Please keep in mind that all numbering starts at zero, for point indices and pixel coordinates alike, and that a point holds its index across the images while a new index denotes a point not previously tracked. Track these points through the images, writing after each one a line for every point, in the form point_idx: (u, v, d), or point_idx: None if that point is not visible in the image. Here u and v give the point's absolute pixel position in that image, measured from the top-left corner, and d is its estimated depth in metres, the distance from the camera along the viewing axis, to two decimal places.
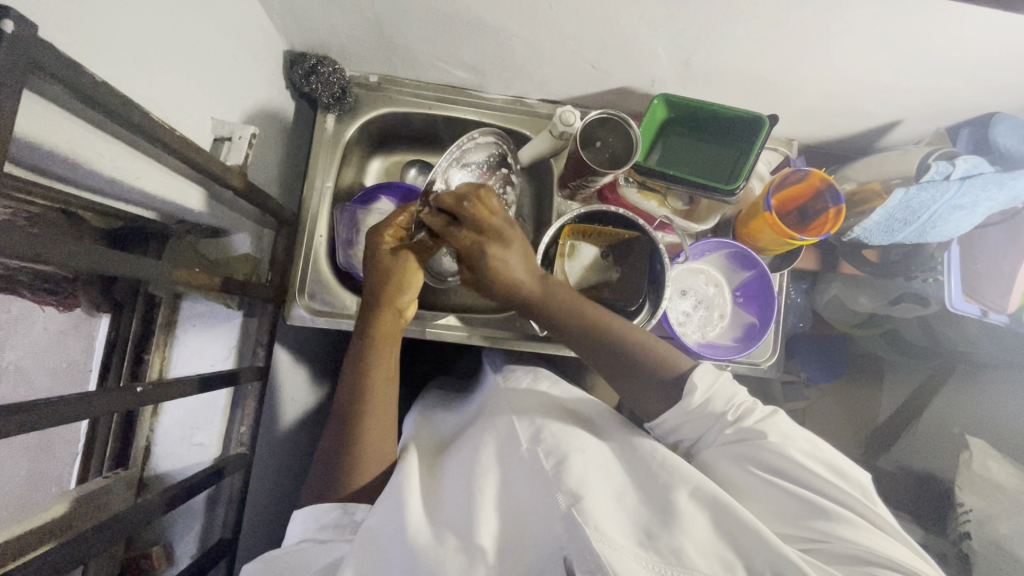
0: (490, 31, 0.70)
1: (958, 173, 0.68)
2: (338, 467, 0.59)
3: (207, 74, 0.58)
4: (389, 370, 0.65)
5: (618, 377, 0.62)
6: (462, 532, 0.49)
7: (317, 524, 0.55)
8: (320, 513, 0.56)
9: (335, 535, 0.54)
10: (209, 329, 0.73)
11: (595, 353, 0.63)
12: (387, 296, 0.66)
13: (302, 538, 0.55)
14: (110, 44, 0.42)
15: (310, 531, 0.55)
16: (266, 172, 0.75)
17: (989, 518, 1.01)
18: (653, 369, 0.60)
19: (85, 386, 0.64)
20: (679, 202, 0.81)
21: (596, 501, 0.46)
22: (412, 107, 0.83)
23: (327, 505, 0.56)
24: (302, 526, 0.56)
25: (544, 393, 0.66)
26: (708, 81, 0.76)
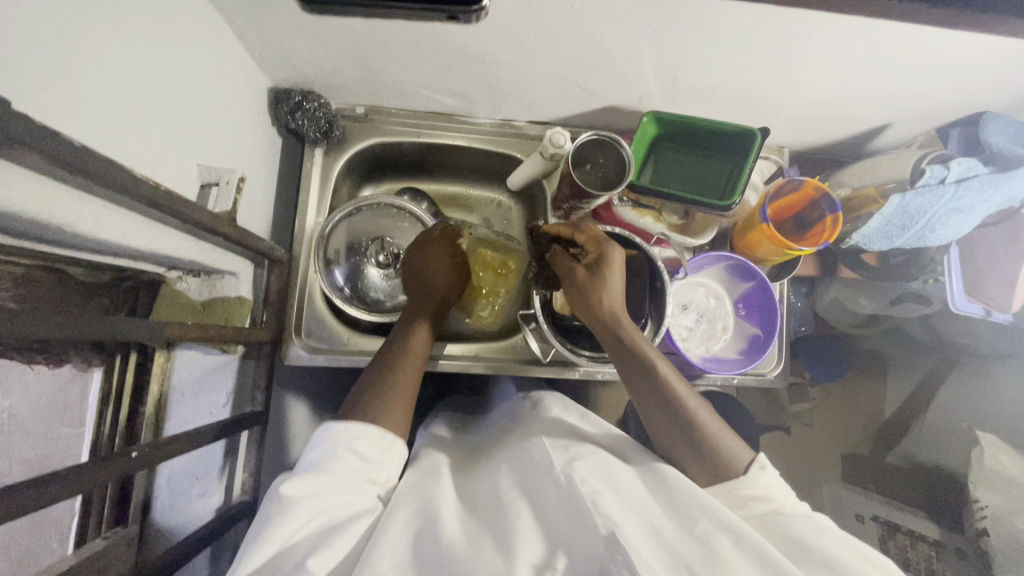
0: (475, 59, 0.70)
1: (953, 176, 0.65)
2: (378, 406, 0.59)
3: (194, 121, 0.57)
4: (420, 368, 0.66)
5: (669, 437, 0.61)
6: (499, 541, 0.47)
7: (363, 445, 0.54)
8: (369, 432, 0.55)
9: (376, 455, 0.55)
10: (206, 376, 0.71)
11: (656, 405, 0.61)
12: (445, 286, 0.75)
13: (342, 448, 0.53)
14: (86, 100, 0.41)
15: (353, 450, 0.54)
16: (257, 212, 0.74)
17: (1006, 514, 1.03)
18: (709, 439, 0.59)
19: (78, 459, 0.62)
20: (674, 217, 0.81)
21: (636, 537, 0.45)
22: (402, 136, 0.84)
23: (380, 431, 0.56)
24: (344, 440, 0.54)
25: (566, 418, 0.66)
26: (697, 96, 0.75)
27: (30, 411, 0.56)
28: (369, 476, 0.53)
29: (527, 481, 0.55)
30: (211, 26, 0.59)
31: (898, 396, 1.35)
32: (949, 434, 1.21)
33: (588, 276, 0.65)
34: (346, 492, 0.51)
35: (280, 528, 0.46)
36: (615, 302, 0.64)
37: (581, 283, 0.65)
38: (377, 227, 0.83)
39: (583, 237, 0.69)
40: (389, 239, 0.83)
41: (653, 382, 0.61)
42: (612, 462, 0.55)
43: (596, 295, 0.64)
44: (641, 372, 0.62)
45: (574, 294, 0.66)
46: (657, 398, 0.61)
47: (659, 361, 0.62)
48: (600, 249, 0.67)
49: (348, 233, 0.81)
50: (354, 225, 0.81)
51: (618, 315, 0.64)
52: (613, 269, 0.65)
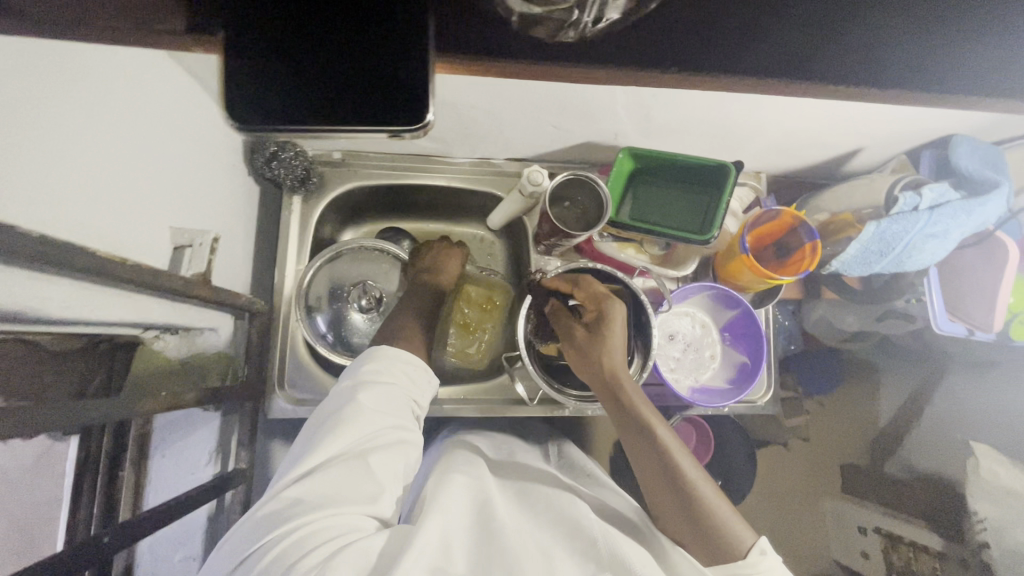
0: (448, 105, 0.70)
1: (926, 203, 0.67)
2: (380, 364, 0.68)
3: (166, 185, 0.57)
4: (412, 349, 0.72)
5: (665, 506, 0.59)
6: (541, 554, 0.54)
7: (408, 372, 0.65)
8: (412, 368, 0.66)
9: (416, 385, 0.65)
10: (188, 437, 0.70)
11: (656, 473, 0.60)
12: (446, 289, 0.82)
13: (394, 375, 0.63)
14: (40, 189, 0.40)
15: (402, 374, 0.64)
16: (235, 266, 0.73)
17: (1005, 525, 1.03)
18: (706, 513, 0.56)
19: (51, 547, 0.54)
20: (655, 248, 0.81)
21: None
22: (380, 179, 0.84)
23: (420, 365, 0.67)
24: (395, 367, 0.64)
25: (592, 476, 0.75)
26: (671, 131, 0.76)
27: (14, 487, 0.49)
28: (411, 394, 0.64)
29: (560, 512, 0.61)
30: (181, 88, 0.58)
31: (891, 405, 1.35)
32: (944, 444, 1.21)
33: (587, 336, 0.68)
34: (400, 404, 0.61)
35: (351, 424, 0.55)
36: (613, 363, 0.65)
37: (580, 344, 0.68)
38: (359, 271, 0.83)
39: (584, 294, 0.71)
40: (371, 282, 0.83)
41: (653, 449, 0.61)
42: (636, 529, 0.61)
43: (593, 357, 0.66)
44: (637, 437, 0.62)
45: (575, 354, 0.69)
46: (653, 463, 0.60)
47: (659, 427, 0.61)
48: (600, 308, 0.69)
49: (328, 280, 0.81)
50: (335, 271, 0.81)
51: (615, 377, 0.65)
52: (613, 327, 0.67)
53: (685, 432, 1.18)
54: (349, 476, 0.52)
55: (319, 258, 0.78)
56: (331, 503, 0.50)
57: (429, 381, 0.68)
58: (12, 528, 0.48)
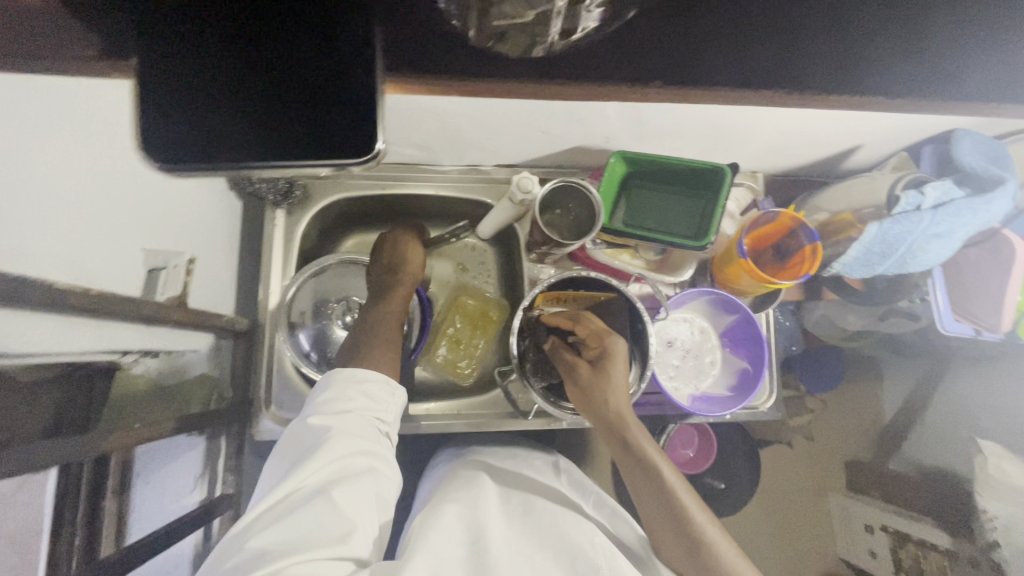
0: (431, 112, 0.67)
1: (929, 202, 0.64)
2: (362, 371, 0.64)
3: (137, 206, 0.54)
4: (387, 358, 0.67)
5: (670, 546, 0.58)
6: None
7: (372, 388, 0.61)
8: (367, 380, 0.61)
9: (379, 399, 0.61)
10: (173, 462, 0.69)
11: (661, 517, 0.58)
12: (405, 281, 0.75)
13: (350, 394, 0.59)
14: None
15: (365, 392, 0.60)
16: (216, 284, 0.71)
17: (1016, 524, 1.00)
18: (712, 554, 0.55)
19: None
20: (651, 253, 0.79)
21: None
22: (367, 191, 0.82)
23: (380, 377, 0.62)
24: (347, 386, 0.60)
25: (587, 490, 0.71)
26: (663, 133, 0.73)
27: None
28: (375, 412, 0.60)
29: (563, 542, 0.59)
30: None
31: (894, 400, 1.33)
32: (951, 441, 1.19)
33: (590, 372, 0.65)
34: (365, 427, 0.57)
35: (316, 455, 0.53)
36: (617, 400, 0.62)
37: (583, 380, 0.65)
38: (344, 285, 0.81)
39: (584, 329, 0.69)
40: (355, 297, 0.80)
41: (657, 492, 0.58)
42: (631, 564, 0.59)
43: (594, 396, 0.63)
44: (643, 476, 0.59)
45: (576, 390, 0.66)
46: (656, 503, 0.58)
47: (663, 467, 0.59)
48: (601, 343, 0.67)
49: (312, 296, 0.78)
50: (320, 286, 0.79)
51: (620, 414, 0.62)
52: (616, 363, 0.64)
53: (687, 436, 1.17)
54: (319, 514, 0.49)
55: (304, 274, 0.76)
56: (306, 546, 0.47)
57: (395, 387, 0.64)
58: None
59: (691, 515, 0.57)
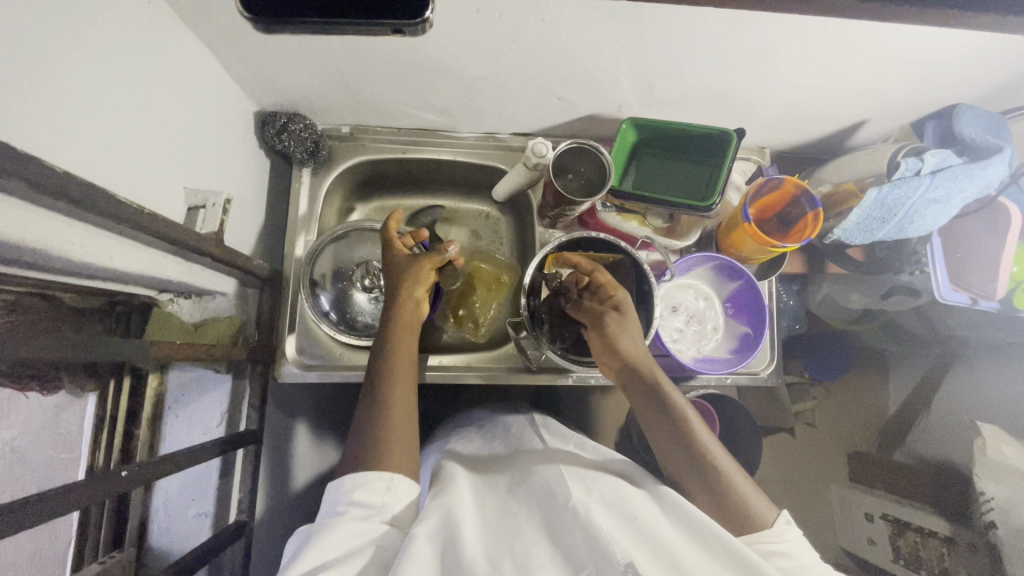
0: (453, 75, 0.71)
1: (928, 168, 0.66)
2: (374, 447, 0.58)
3: (175, 148, 0.58)
4: (404, 441, 0.60)
5: (690, 482, 0.61)
6: (509, 545, 0.52)
7: (362, 497, 0.54)
8: (360, 482, 0.55)
9: (373, 501, 0.54)
10: (198, 398, 0.71)
11: (681, 458, 0.62)
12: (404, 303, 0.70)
13: (343, 505, 0.54)
14: (54, 129, 0.42)
15: (353, 502, 0.54)
16: (243, 234, 0.75)
17: (1012, 504, 1.02)
18: (728, 486, 0.59)
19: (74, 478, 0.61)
20: (659, 220, 0.82)
21: (632, 546, 0.49)
22: (388, 154, 0.86)
23: (373, 473, 0.55)
24: (341, 496, 0.55)
25: (568, 438, 0.71)
26: (674, 102, 0.76)
27: (30, 442, 0.57)
28: (372, 513, 0.53)
29: (532, 488, 0.59)
30: (189, 50, 0.60)
31: (901, 392, 1.35)
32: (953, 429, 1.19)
33: (619, 320, 0.67)
34: (354, 530, 0.51)
35: None
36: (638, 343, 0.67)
37: (609, 324, 0.67)
38: (364, 250, 0.85)
39: (601, 280, 0.71)
40: (374, 263, 0.85)
41: (677, 432, 0.63)
42: (618, 485, 0.58)
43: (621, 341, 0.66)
44: (667, 416, 0.63)
45: (598, 336, 0.68)
46: (678, 443, 0.62)
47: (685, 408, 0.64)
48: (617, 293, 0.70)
49: (334, 253, 0.83)
50: (342, 243, 0.83)
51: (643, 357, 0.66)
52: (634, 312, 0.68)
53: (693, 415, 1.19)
54: None
55: (329, 235, 0.81)
56: None
57: (390, 480, 0.55)
58: (32, 477, 0.56)
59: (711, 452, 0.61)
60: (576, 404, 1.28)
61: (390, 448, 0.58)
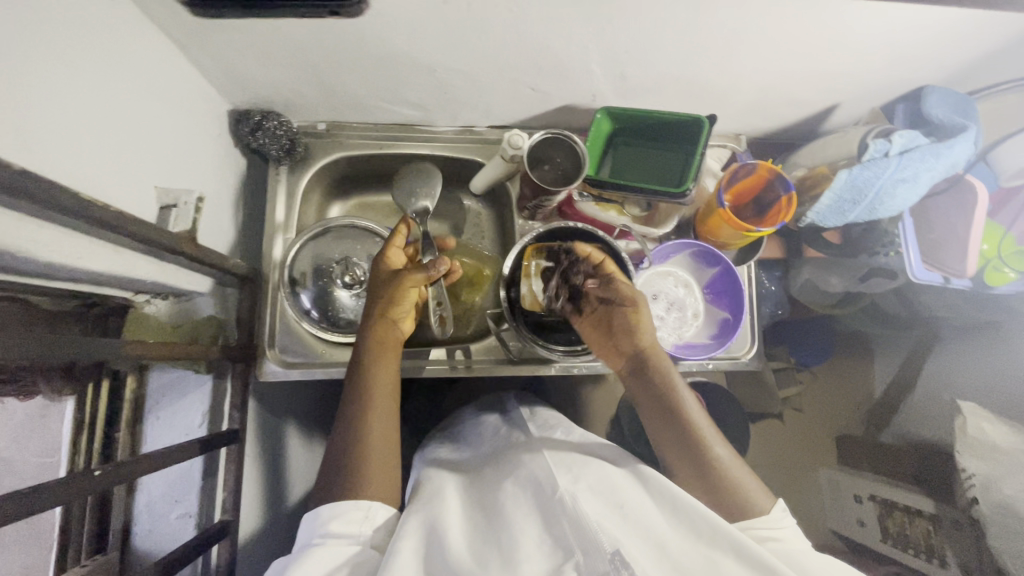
0: (425, 68, 0.71)
1: (896, 149, 0.67)
2: (350, 474, 0.61)
3: (144, 147, 0.58)
4: (382, 464, 0.62)
5: (691, 472, 0.61)
6: (496, 541, 0.53)
7: (339, 526, 0.56)
8: (338, 511, 0.57)
9: (349, 530, 0.56)
10: (179, 399, 0.71)
11: (683, 458, 0.62)
12: (382, 322, 0.72)
13: (320, 535, 0.56)
14: (16, 127, 0.41)
15: (330, 532, 0.56)
16: (219, 234, 0.75)
17: (992, 480, 1.04)
18: (731, 477, 0.60)
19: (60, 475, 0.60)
20: (637, 209, 0.83)
21: (623, 535, 0.50)
22: (365, 150, 0.86)
23: (351, 503, 0.58)
24: (319, 526, 0.57)
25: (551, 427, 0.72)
26: (647, 90, 0.77)
27: (18, 453, 0.56)
28: (348, 540, 0.56)
29: (518, 480, 0.60)
30: (156, 47, 0.59)
31: (886, 374, 1.36)
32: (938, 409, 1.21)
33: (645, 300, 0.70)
34: (331, 558, 0.53)
35: None
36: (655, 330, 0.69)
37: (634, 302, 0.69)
38: (343, 249, 0.84)
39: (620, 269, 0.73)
40: (354, 258, 0.83)
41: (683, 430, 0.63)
42: (606, 470, 0.59)
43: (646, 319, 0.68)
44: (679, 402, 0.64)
45: (620, 312, 0.69)
46: (686, 430, 0.63)
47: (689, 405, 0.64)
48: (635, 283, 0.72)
49: (314, 250, 0.83)
50: (322, 241, 0.83)
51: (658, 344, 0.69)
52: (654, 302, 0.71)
53: None
54: None
55: (309, 233, 0.82)
56: None
57: (367, 508, 0.58)
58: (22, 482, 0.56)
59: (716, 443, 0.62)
60: (565, 396, 1.28)
61: (365, 473, 0.61)
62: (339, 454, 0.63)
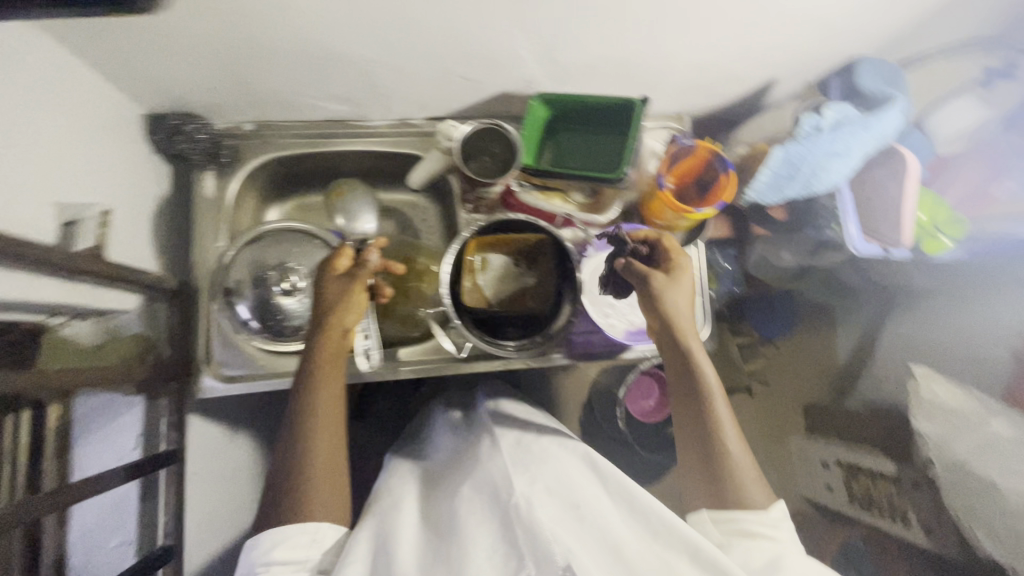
0: (346, 60, 0.67)
1: (828, 124, 0.68)
2: (296, 496, 0.59)
3: (36, 161, 0.54)
4: (330, 485, 0.60)
5: (691, 461, 0.62)
6: (448, 553, 0.52)
7: (284, 553, 0.55)
8: (280, 537, 0.56)
9: (295, 555, 0.55)
10: (111, 422, 0.67)
11: (691, 434, 0.63)
12: (332, 337, 0.67)
13: (264, 563, 0.55)
14: None
15: (274, 560, 0.55)
16: (139, 247, 0.71)
17: (945, 441, 1.05)
18: (727, 469, 0.60)
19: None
20: (581, 195, 0.81)
21: (574, 544, 0.49)
22: (297, 150, 0.82)
23: (295, 528, 0.57)
24: (263, 554, 0.56)
25: (509, 425, 0.71)
26: (581, 73, 0.75)
27: None
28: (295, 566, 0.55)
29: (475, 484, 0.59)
30: (41, 51, 0.55)
31: None
32: (895, 374, 1.23)
33: (666, 282, 0.69)
34: None
35: None
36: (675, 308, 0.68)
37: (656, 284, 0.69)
38: (281, 253, 0.79)
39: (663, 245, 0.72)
40: (291, 263, 0.79)
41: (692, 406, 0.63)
42: (565, 470, 0.58)
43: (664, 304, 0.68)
44: (689, 387, 0.64)
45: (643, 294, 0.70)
46: (693, 417, 0.63)
47: (713, 385, 0.64)
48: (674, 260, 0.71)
49: (248, 257, 0.78)
50: (255, 247, 0.78)
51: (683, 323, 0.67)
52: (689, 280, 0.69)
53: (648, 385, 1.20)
54: None
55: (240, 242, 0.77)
56: None
57: (314, 534, 0.57)
58: None
59: (722, 431, 0.62)
60: (532, 386, 1.28)
61: (312, 497, 0.59)
62: (285, 475, 0.60)
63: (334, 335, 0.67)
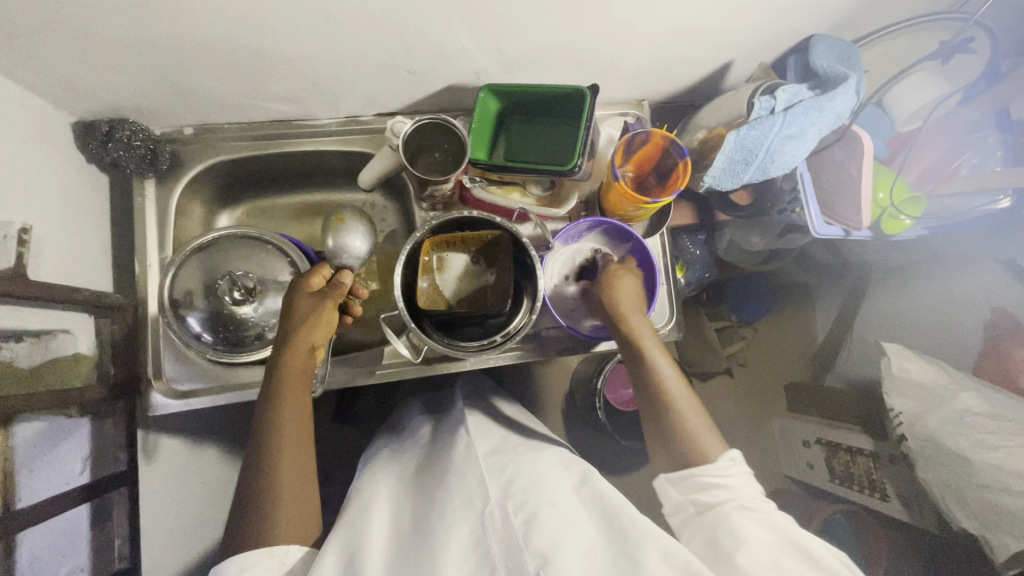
0: (278, 57, 0.64)
1: (782, 104, 0.66)
2: (258, 512, 0.56)
3: None
4: (295, 499, 0.57)
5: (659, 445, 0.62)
6: (415, 557, 0.50)
7: None
8: (248, 564, 0.51)
9: None
10: (55, 447, 0.64)
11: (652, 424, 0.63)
12: (297, 352, 0.64)
13: None
14: None
15: None
16: (76, 262, 0.69)
17: (917, 416, 1.00)
18: (690, 446, 0.59)
19: None
20: (541, 188, 0.76)
21: (554, 546, 0.47)
22: (241, 153, 0.79)
23: (262, 553, 0.52)
24: None
25: (487, 428, 0.69)
26: (531, 63, 0.72)
27: None
28: None
29: (449, 487, 0.57)
30: None
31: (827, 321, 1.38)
32: (867, 355, 1.21)
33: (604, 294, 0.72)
34: None
35: None
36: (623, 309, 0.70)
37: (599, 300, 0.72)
38: (230, 262, 0.75)
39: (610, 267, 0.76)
40: (240, 270, 0.75)
41: (648, 393, 0.64)
42: (545, 472, 0.57)
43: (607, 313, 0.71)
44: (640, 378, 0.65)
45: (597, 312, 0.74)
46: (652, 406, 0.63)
47: (664, 373, 0.64)
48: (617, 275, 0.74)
49: (195, 267, 0.75)
50: (202, 255, 0.75)
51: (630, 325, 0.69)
52: (629, 289, 0.72)
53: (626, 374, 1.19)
54: None
55: (184, 250, 0.74)
56: None
57: (282, 556, 0.53)
58: None
59: (679, 411, 0.61)
60: (509, 381, 1.26)
61: (279, 509, 0.56)
62: (249, 490, 0.57)
63: (303, 352, 0.64)
